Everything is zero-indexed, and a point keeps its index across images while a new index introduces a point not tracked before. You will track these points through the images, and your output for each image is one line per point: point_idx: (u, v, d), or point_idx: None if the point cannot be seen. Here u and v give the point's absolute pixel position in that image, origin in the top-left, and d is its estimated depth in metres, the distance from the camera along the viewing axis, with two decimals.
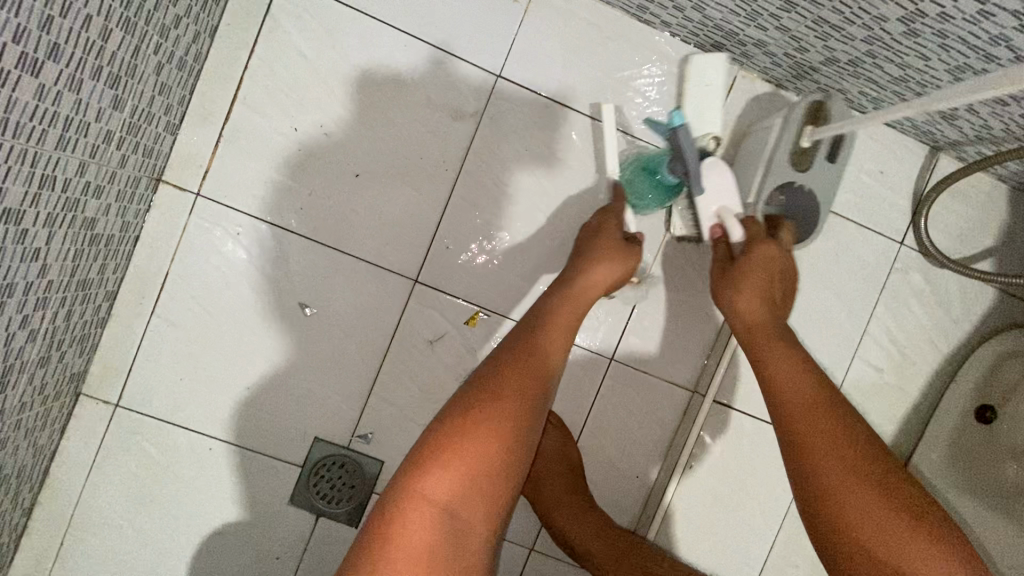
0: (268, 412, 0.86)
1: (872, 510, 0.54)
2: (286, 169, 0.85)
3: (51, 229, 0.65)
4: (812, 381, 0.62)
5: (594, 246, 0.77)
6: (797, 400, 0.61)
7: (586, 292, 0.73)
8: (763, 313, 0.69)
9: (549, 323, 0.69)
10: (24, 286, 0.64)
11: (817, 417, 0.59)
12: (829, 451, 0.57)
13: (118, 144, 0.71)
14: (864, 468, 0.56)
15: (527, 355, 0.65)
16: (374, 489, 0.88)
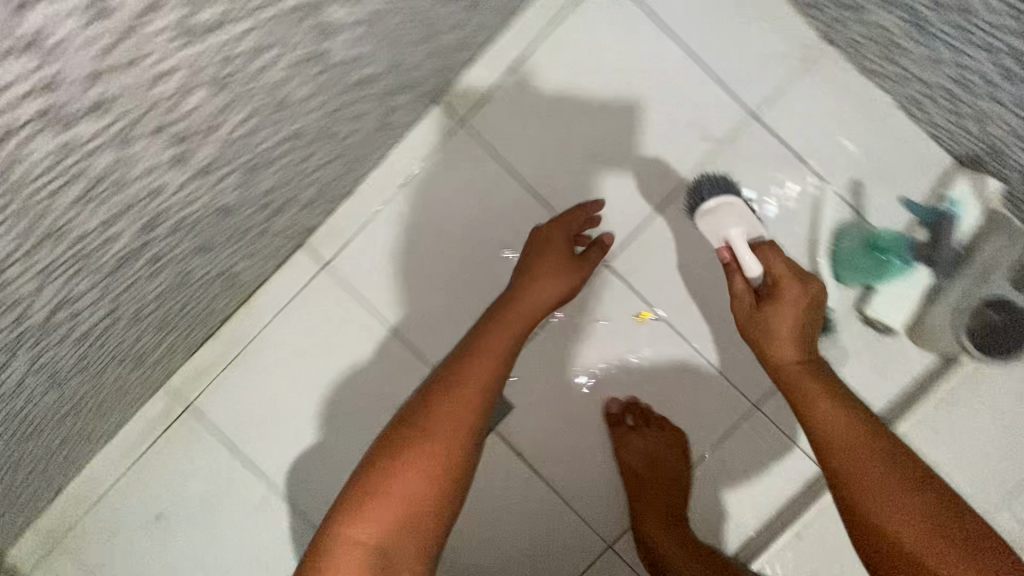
0: (434, 322, 0.96)
1: (903, 511, 0.61)
2: (540, 128, 0.94)
3: (370, 104, 0.78)
4: (853, 422, 0.68)
5: (539, 267, 0.84)
6: (844, 447, 0.67)
7: (518, 318, 0.80)
8: (794, 350, 0.74)
9: (475, 355, 0.75)
10: (333, 137, 0.77)
11: (868, 463, 0.65)
12: (884, 497, 0.63)
13: (438, 58, 0.83)
14: (914, 508, 0.61)
15: (450, 390, 0.72)
16: (495, 427, 0.96)
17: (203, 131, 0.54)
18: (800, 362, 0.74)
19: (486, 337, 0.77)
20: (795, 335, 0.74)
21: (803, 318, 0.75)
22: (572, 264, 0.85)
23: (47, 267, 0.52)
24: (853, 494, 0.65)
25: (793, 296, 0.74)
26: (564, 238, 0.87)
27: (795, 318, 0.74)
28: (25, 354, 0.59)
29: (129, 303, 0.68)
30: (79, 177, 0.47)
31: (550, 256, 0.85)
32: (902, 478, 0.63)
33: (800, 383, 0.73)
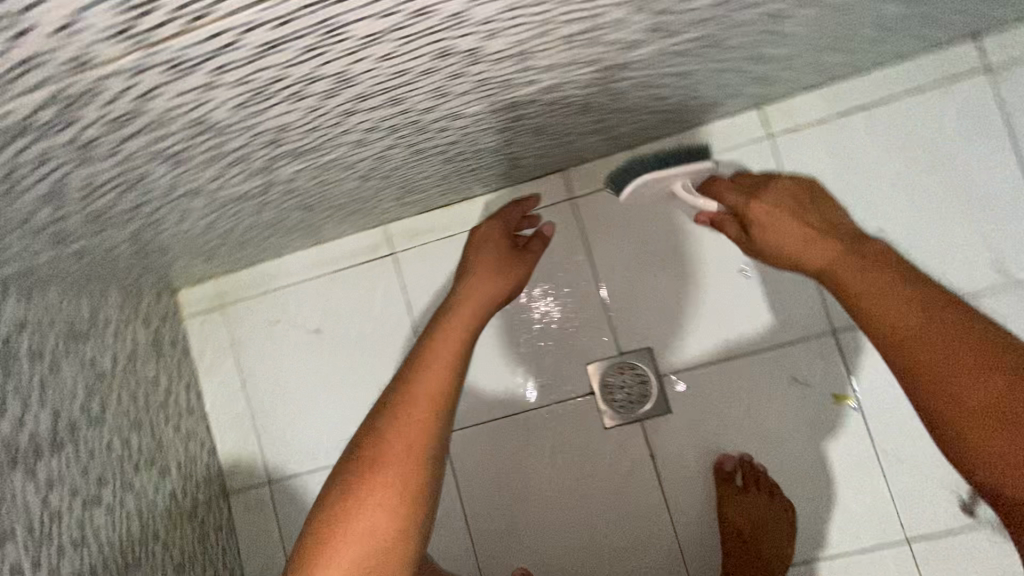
0: (645, 299, 0.98)
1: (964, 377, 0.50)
2: (839, 179, 0.93)
3: (736, 82, 0.78)
4: (916, 311, 0.54)
5: (479, 267, 0.75)
6: (917, 352, 0.53)
7: (466, 320, 0.70)
8: (829, 251, 0.62)
9: (418, 368, 0.65)
10: (689, 94, 0.77)
11: (932, 352, 0.52)
12: (967, 385, 0.50)
13: (808, 70, 0.82)
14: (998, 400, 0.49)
15: (398, 410, 0.62)
16: (644, 419, 0.97)
17: (672, 31, 0.56)
18: (834, 251, 0.62)
19: (430, 345, 0.67)
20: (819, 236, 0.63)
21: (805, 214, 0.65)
22: (514, 256, 0.77)
23: (490, 79, 0.55)
24: (953, 404, 0.51)
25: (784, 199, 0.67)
26: (504, 234, 0.79)
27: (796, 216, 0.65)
28: (393, 138, 0.63)
29: (464, 143, 0.72)
30: (593, 18, 0.49)
31: (501, 253, 0.77)
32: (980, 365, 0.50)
33: (844, 278, 0.60)
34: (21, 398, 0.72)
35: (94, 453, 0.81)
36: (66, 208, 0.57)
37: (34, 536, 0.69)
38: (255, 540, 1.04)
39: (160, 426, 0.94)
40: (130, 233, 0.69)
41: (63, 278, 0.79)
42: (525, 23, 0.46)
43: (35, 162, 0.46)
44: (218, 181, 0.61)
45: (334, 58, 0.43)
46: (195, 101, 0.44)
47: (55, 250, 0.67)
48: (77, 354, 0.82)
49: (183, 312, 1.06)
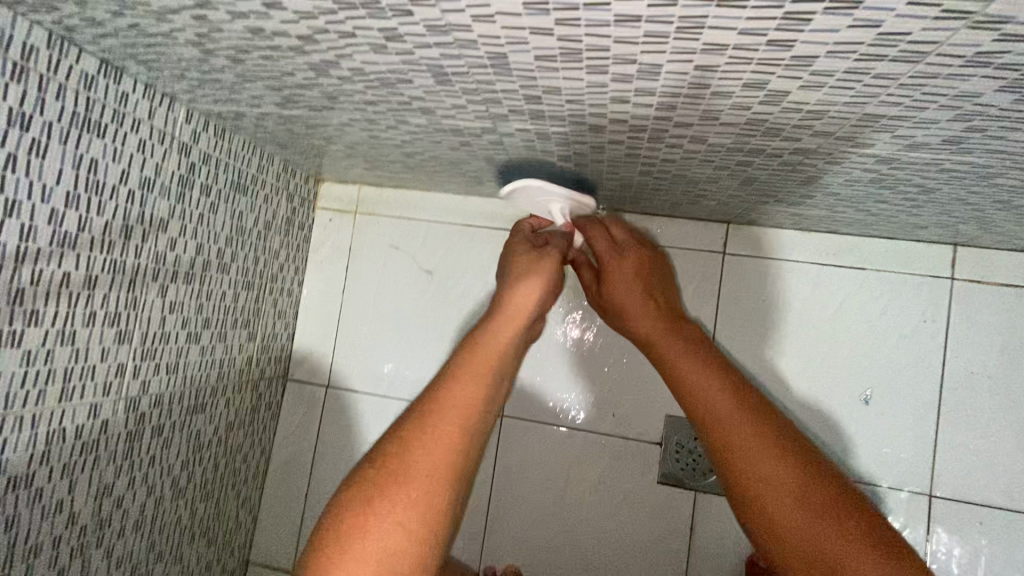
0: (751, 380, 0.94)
1: (774, 476, 0.57)
2: (1006, 350, 0.87)
3: (962, 217, 0.74)
4: (721, 383, 0.63)
5: (515, 271, 0.72)
6: (726, 435, 0.60)
7: (512, 334, 0.67)
8: (654, 324, 0.72)
9: (464, 371, 0.62)
10: (910, 208, 0.74)
11: (733, 423, 0.61)
12: (772, 471, 0.58)
13: None
14: (786, 481, 0.57)
15: (438, 415, 0.58)
16: (699, 492, 0.94)
17: (964, 148, 0.53)
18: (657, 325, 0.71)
19: (473, 351, 0.64)
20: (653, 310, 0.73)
21: (645, 281, 0.75)
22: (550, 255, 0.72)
23: (764, 121, 0.53)
24: (766, 504, 0.57)
25: (629, 242, 0.77)
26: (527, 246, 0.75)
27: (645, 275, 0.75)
28: (627, 136, 0.62)
29: (676, 165, 0.71)
30: (912, 108, 0.47)
31: (534, 258, 0.72)
32: (781, 459, 0.58)
33: (671, 359, 0.68)
34: (181, 220, 0.76)
35: (210, 296, 0.85)
36: (319, 79, 0.59)
37: (143, 346, 0.73)
38: (294, 432, 1.07)
39: (265, 296, 0.98)
40: (340, 120, 0.72)
41: (252, 133, 0.82)
42: (853, 88, 0.45)
43: (343, 33, 0.48)
44: (453, 110, 0.62)
45: (663, 51, 0.43)
46: (515, 38, 0.44)
47: (273, 108, 0.70)
48: (232, 203, 0.86)
49: (318, 201, 1.09)
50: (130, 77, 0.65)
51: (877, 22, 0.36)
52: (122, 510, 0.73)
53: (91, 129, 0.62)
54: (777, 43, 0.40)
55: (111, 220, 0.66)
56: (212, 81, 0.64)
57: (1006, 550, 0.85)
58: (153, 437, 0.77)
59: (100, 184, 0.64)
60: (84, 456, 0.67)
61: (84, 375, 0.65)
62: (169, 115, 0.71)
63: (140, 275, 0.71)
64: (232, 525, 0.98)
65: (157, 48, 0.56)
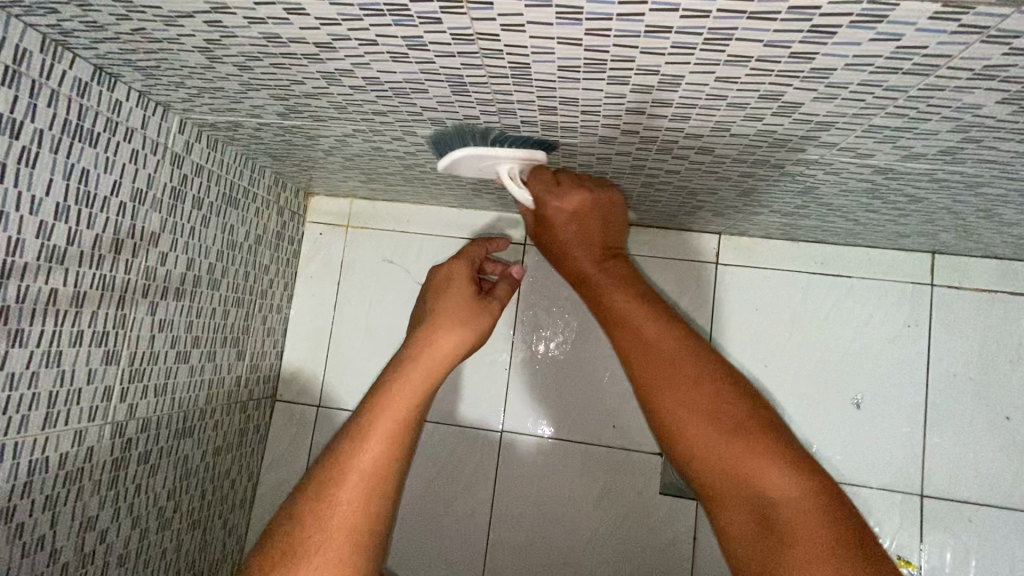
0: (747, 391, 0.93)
1: (687, 399, 0.59)
2: (985, 352, 0.92)
3: (946, 225, 0.78)
4: (634, 322, 0.63)
5: (438, 317, 0.67)
6: (646, 366, 0.62)
7: (418, 388, 0.62)
8: (583, 251, 0.67)
9: (370, 426, 0.59)
10: (898, 217, 0.77)
11: (658, 366, 0.61)
12: (688, 392, 0.59)
13: (1007, 241, 0.82)
14: (699, 402, 0.59)
15: (332, 488, 0.57)
16: (700, 501, 0.95)
17: (957, 159, 0.56)
18: (593, 266, 0.68)
19: (374, 409, 0.60)
20: (584, 242, 0.67)
21: (595, 220, 0.67)
22: (480, 300, 0.70)
23: (773, 132, 0.55)
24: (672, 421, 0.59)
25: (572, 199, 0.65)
26: (467, 275, 0.71)
27: (584, 213, 0.66)
28: (636, 147, 0.63)
29: (679, 177, 0.72)
30: (916, 120, 0.49)
31: (465, 302, 0.69)
32: (695, 380, 0.60)
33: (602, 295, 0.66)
34: (172, 234, 0.73)
35: (200, 312, 0.81)
36: (331, 89, 0.58)
37: (131, 367, 0.69)
38: (284, 453, 1.03)
39: (254, 313, 0.95)
40: (343, 132, 0.71)
41: (246, 145, 0.80)
42: (865, 99, 0.47)
43: (365, 41, 0.47)
44: (464, 122, 0.62)
45: (687, 62, 0.44)
46: (542, 48, 0.45)
47: (275, 118, 0.69)
48: (223, 217, 0.83)
49: (308, 215, 1.07)
50: (124, 85, 0.62)
51: (898, 36, 0.38)
52: (107, 544, 0.68)
53: (83, 138, 0.59)
54: (799, 56, 0.41)
55: (101, 233, 0.62)
56: (213, 90, 0.62)
57: (994, 547, 0.88)
58: (139, 464, 0.72)
59: (91, 196, 0.61)
60: (68, 487, 0.62)
61: (69, 400, 0.61)
62: (162, 124, 0.69)
63: (129, 291, 0.68)
64: (219, 557, 0.93)
65: (160, 54, 0.54)
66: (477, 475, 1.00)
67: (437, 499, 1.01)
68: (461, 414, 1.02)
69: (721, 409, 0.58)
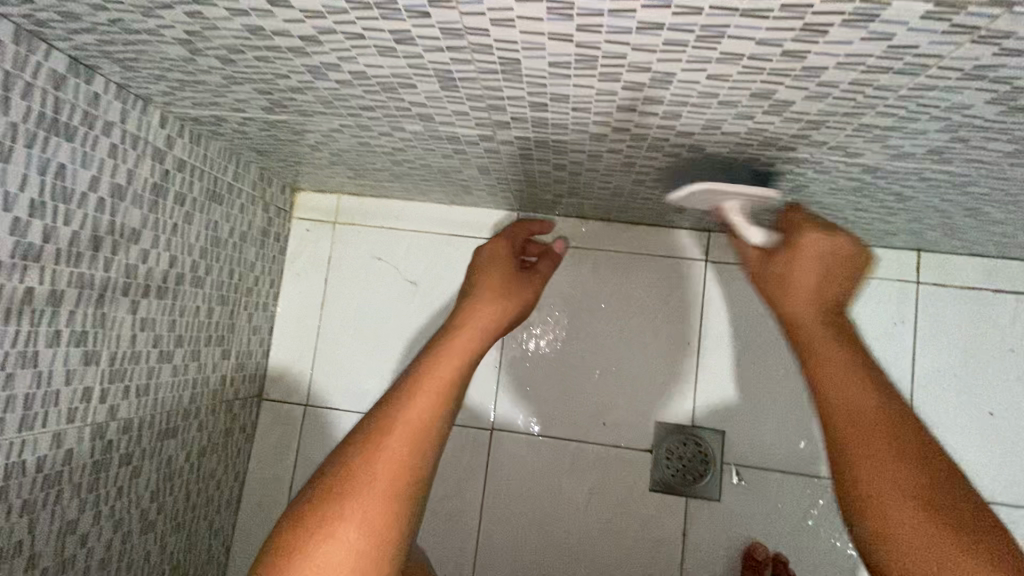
0: (767, 375, 0.97)
1: (892, 478, 0.49)
2: (969, 349, 0.93)
3: (932, 223, 0.78)
4: (842, 371, 0.54)
5: (483, 289, 0.70)
6: (848, 425, 0.52)
7: (469, 351, 0.63)
8: (805, 296, 0.57)
9: (423, 380, 0.60)
10: (886, 216, 0.77)
11: (860, 425, 0.51)
12: (894, 470, 0.49)
13: (991, 239, 0.83)
14: (914, 487, 0.48)
15: (379, 439, 0.57)
16: (689, 497, 0.95)
17: (945, 158, 0.56)
18: (806, 305, 0.57)
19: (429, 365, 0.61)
20: (817, 296, 0.57)
21: (831, 273, 0.57)
22: (523, 276, 0.73)
23: (764, 131, 0.55)
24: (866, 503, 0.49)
25: (830, 257, 0.56)
26: (510, 254, 0.74)
27: (835, 265, 0.57)
28: (627, 145, 0.63)
29: (669, 175, 0.72)
30: (905, 120, 0.49)
31: (508, 275, 0.71)
32: (907, 459, 0.49)
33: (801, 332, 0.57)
34: (154, 231, 0.72)
35: (184, 311, 0.79)
36: (316, 83, 0.57)
37: (112, 368, 0.67)
38: (271, 453, 1.01)
39: (239, 310, 0.93)
40: (330, 127, 0.69)
41: (230, 139, 0.78)
42: (855, 98, 0.47)
43: (351, 34, 0.46)
44: (453, 117, 0.61)
45: (679, 59, 0.44)
46: (532, 44, 0.44)
47: (259, 113, 0.67)
48: (207, 213, 0.81)
49: (295, 212, 1.05)
50: (102, 78, 0.60)
51: (889, 36, 0.38)
52: (87, 548, 0.67)
53: (59, 132, 0.57)
54: (791, 54, 0.41)
55: (79, 230, 0.61)
56: (195, 83, 0.60)
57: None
58: (120, 466, 0.71)
59: (68, 192, 0.59)
60: (46, 491, 0.60)
61: (47, 402, 0.60)
62: (143, 118, 0.67)
63: (109, 290, 0.66)
64: (204, 558, 0.91)
65: (139, 46, 0.53)
66: (467, 473, 1.00)
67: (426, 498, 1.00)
68: None
69: (930, 488, 0.48)
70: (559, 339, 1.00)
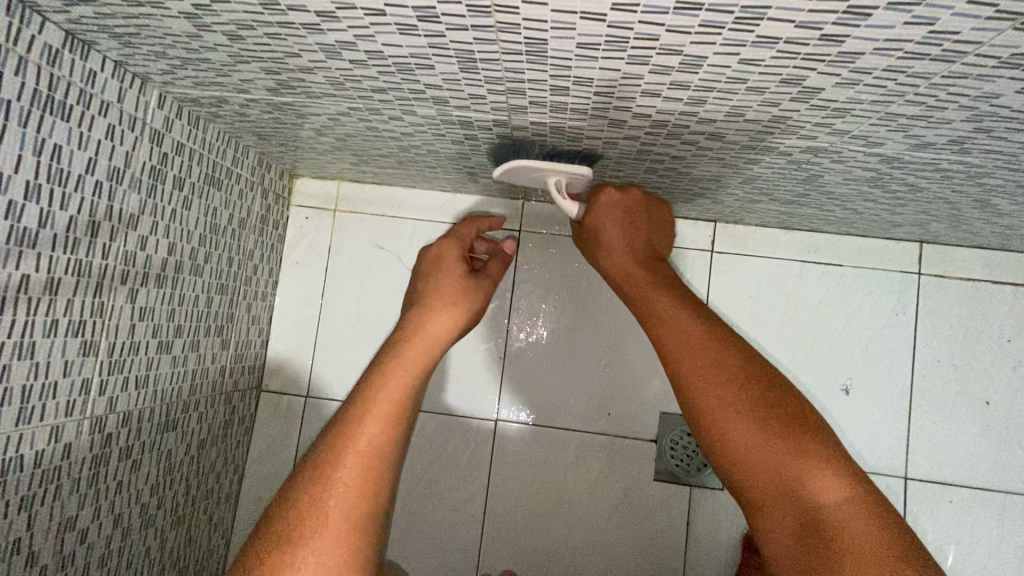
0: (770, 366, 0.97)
1: (715, 386, 0.63)
2: (968, 339, 0.94)
3: (941, 215, 0.79)
4: (679, 308, 0.68)
5: (428, 300, 0.70)
6: (682, 355, 0.65)
7: (411, 366, 0.65)
8: (626, 255, 0.75)
9: (368, 400, 0.61)
10: (896, 206, 0.78)
11: (693, 348, 0.65)
12: (717, 383, 0.63)
13: (995, 231, 0.84)
14: (737, 387, 0.63)
15: (329, 466, 0.58)
16: (693, 487, 0.96)
17: (965, 149, 0.56)
18: (632, 266, 0.74)
19: (372, 385, 0.62)
20: (631, 242, 0.75)
21: (625, 230, 0.75)
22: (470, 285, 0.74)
23: (788, 119, 0.54)
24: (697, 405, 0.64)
25: (615, 219, 0.75)
26: (455, 257, 0.74)
27: (631, 223, 0.76)
28: (645, 132, 0.62)
29: (683, 164, 0.71)
30: (932, 109, 0.49)
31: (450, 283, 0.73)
32: (729, 373, 0.63)
33: (643, 296, 0.72)
34: (152, 217, 0.69)
35: (183, 300, 0.77)
36: (328, 63, 0.54)
37: (110, 359, 0.65)
38: (271, 445, 1.00)
39: (239, 300, 0.91)
40: (337, 110, 0.67)
41: (230, 123, 0.75)
42: (886, 86, 0.46)
43: (372, 10, 0.44)
44: (469, 101, 0.60)
45: (713, 42, 0.42)
46: (561, 23, 0.42)
47: (264, 94, 0.65)
48: (207, 200, 0.78)
49: (294, 198, 1.02)
50: (99, 54, 0.57)
51: (933, 20, 0.37)
52: (88, 545, 0.65)
53: (54, 111, 0.54)
54: (829, 38, 0.40)
55: (76, 215, 0.58)
56: (199, 61, 0.57)
57: (970, 525, 0.92)
58: (121, 460, 0.69)
59: (64, 174, 0.56)
60: (45, 487, 0.58)
61: (45, 394, 0.57)
62: (140, 98, 0.64)
63: (107, 278, 0.63)
64: (205, 552, 0.90)
65: (140, 20, 0.50)
66: (471, 465, 0.99)
67: (430, 489, 0.99)
68: (453, 405, 1.00)
69: (746, 386, 0.63)
70: (560, 330, 1.00)
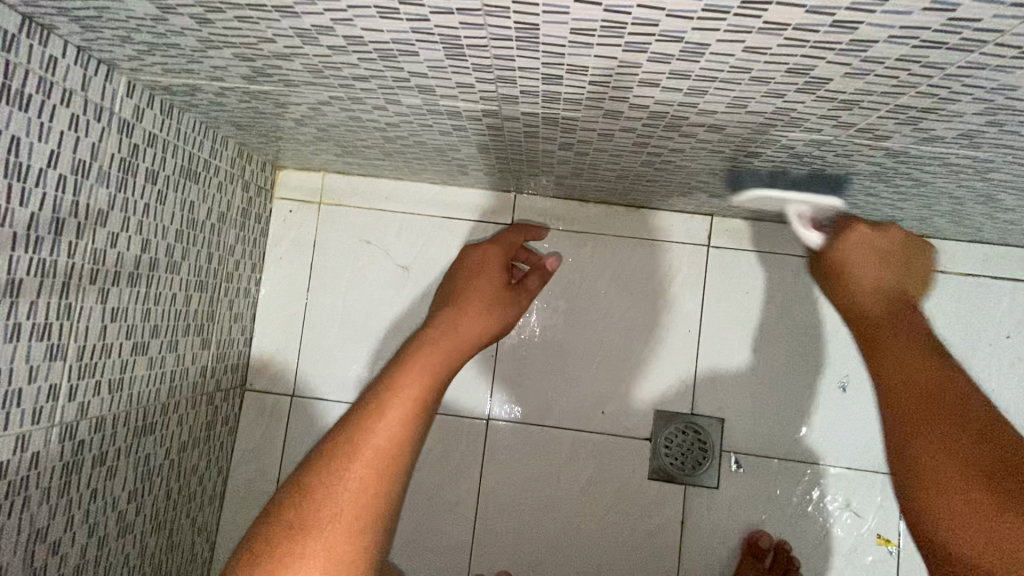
0: (768, 363, 0.95)
1: (930, 429, 0.53)
2: (967, 335, 0.93)
3: (944, 210, 0.77)
4: (909, 343, 0.60)
5: (462, 300, 0.73)
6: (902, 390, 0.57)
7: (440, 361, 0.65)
8: (872, 284, 0.67)
9: (394, 391, 0.60)
10: (899, 201, 0.75)
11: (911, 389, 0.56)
12: (925, 425, 0.53)
13: (997, 226, 0.82)
14: (957, 433, 0.52)
15: (346, 455, 0.56)
16: (689, 485, 0.94)
17: (974, 142, 0.54)
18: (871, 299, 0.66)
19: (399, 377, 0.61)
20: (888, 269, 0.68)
21: (881, 261, 0.68)
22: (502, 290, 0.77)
23: (791, 110, 0.52)
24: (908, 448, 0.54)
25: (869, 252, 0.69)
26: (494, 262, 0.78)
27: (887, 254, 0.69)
28: (641, 124, 0.59)
29: (681, 156, 0.68)
30: (943, 101, 0.46)
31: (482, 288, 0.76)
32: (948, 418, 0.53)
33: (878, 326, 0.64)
34: (123, 212, 0.65)
35: (159, 299, 0.74)
36: (304, 48, 0.51)
37: (80, 362, 0.62)
38: (256, 447, 0.97)
39: (219, 299, 0.87)
40: (318, 99, 0.63)
41: (206, 112, 0.72)
42: (897, 76, 0.43)
43: None
44: (456, 90, 0.56)
45: (716, 28, 0.40)
46: (554, 7, 0.39)
47: (239, 82, 0.61)
48: (183, 193, 0.75)
49: (277, 190, 0.99)
50: (59, 39, 0.53)
51: (953, 6, 0.34)
52: (61, 555, 0.62)
53: (10, 100, 0.50)
54: (841, 25, 0.37)
55: (37, 212, 0.54)
56: (166, 46, 0.54)
57: None
58: (95, 467, 0.66)
59: (23, 168, 0.52)
60: (12, 498, 0.55)
61: (8, 402, 0.54)
62: (107, 86, 0.60)
63: (74, 278, 0.60)
64: (187, 555, 0.87)
65: (99, 1, 0.46)
66: (463, 464, 0.97)
67: (421, 488, 0.97)
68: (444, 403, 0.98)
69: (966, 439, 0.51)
70: (554, 325, 0.97)
